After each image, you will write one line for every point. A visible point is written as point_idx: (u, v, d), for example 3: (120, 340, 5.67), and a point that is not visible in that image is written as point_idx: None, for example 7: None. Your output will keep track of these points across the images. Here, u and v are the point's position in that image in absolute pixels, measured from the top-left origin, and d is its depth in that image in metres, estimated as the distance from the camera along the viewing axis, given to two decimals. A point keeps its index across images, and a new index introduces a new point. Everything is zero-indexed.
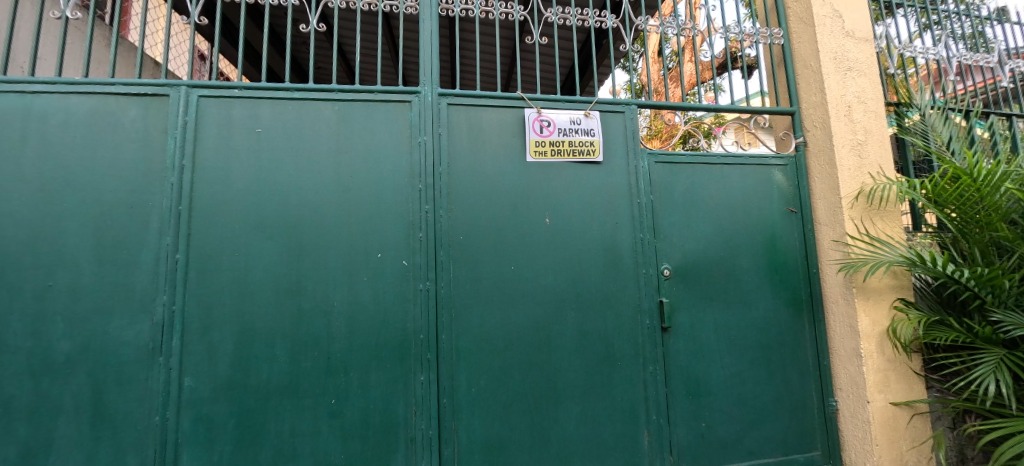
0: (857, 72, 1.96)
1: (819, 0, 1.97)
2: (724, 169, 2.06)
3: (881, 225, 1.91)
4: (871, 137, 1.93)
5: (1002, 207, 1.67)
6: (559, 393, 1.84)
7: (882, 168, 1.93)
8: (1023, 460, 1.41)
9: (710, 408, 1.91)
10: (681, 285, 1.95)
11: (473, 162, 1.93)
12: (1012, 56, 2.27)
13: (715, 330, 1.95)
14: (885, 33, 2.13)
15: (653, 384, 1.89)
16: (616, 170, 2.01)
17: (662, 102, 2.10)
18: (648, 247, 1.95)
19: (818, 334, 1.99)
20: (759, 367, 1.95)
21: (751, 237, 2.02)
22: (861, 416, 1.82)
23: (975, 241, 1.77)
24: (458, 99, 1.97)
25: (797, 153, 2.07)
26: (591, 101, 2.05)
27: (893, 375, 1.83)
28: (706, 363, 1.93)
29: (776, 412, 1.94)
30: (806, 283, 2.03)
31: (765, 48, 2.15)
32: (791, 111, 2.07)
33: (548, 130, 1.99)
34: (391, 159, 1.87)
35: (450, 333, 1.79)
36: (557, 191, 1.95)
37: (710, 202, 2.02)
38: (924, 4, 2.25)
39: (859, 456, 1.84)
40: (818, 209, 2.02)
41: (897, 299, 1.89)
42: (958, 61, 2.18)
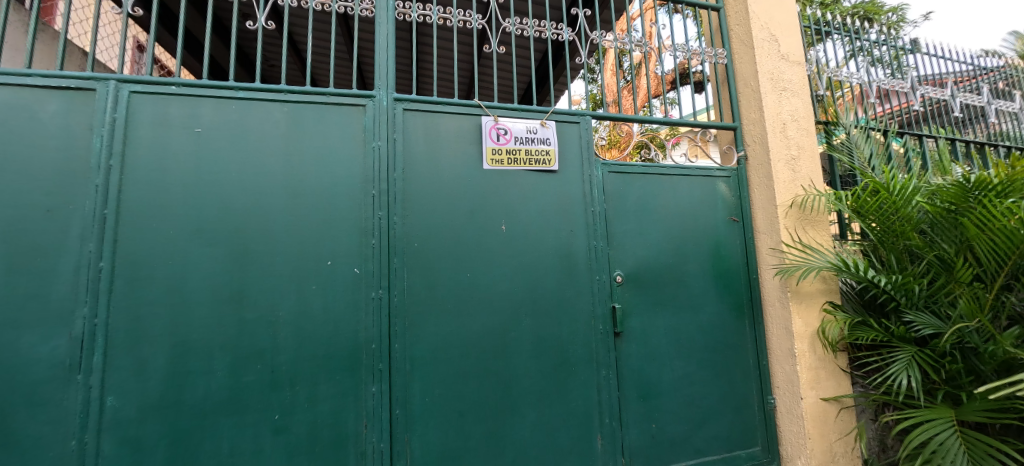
0: (790, 92, 2.11)
1: (757, 24, 2.10)
2: (673, 179, 2.15)
3: (812, 233, 2.06)
4: (803, 153, 2.09)
5: (913, 218, 1.85)
6: (515, 399, 1.85)
7: (812, 181, 2.09)
8: (930, 447, 1.56)
9: (661, 410, 1.97)
10: (633, 291, 2.02)
11: (428, 168, 1.91)
12: (923, 82, 2.52)
13: (665, 333, 2.02)
14: (815, 57, 2.32)
15: (606, 388, 1.93)
16: (572, 178, 2.05)
17: (615, 114, 2.16)
18: (602, 254, 2.00)
19: (758, 335, 2.12)
20: (706, 368, 2.05)
21: (698, 245, 2.12)
22: (795, 412, 1.95)
23: (891, 249, 1.94)
24: (415, 104, 1.95)
25: (739, 166, 2.20)
26: (547, 111, 2.09)
27: (823, 372, 1.97)
28: (656, 366, 2.00)
29: (721, 411, 2.03)
30: (747, 288, 2.15)
31: (711, 67, 2.27)
32: (733, 127, 2.21)
33: (504, 138, 2.01)
34: (344, 163, 1.82)
35: (403, 342, 1.75)
36: (514, 198, 1.97)
37: (660, 211, 2.10)
38: (850, 33, 2.45)
39: (795, 449, 1.96)
40: (758, 218, 2.16)
41: (826, 302, 2.04)
42: (878, 85, 2.39)
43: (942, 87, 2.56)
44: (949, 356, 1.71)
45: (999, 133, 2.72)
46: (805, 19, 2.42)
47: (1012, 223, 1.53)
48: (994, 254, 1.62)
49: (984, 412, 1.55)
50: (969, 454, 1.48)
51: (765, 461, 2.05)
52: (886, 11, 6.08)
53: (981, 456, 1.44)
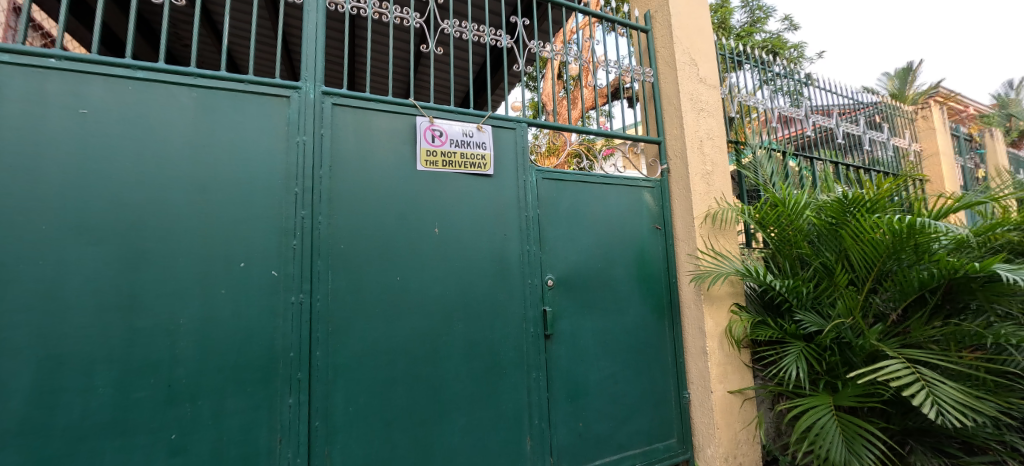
0: (707, 113, 2.31)
1: (680, 48, 2.28)
2: (603, 188, 2.26)
3: (723, 242, 2.26)
4: (717, 169, 2.29)
5: (803, 229, 2.10)
6: (445, 405, 1.82)
7: (724, 194, 2.30)
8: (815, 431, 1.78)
9: (588, 408, 2.05)
10: (564, 294, 2.08)
11: (359, 166, 1.83)
12: (814, 112, 2.89)
13: (593, 334, 2.11)
14: (729, 83, 2.57)
15: (536, 389, 1.96)
16: (506, 183, 2.08)
17: (551, 123, 2.23)
18: (534, 258, 2.05)
19: (676, 335, 2.28)
20: (630, 367, 2.16)
21: (624, 250, 2.24)
22: (707, 405, 2.13)
23: (786, 256, 2.18)
24: (345, 100, 1.86)
25: (662, 178, 2.37)
26: (483, 115, 2.10)
27: (730, 367, 2.16)
28: (584, 367, 2.08)
29: (642, 408, 2.16)
30: (667, 291, 2.31)
31: (639, 84, 2.42)
32: (658, 141, 2.37)
33: (440, 140, 1.99)
34: (263, 158, 1.68)
35: (325, 350, 1.65)
36: (449, 201, 1.95)
37: (590, 218, 2.20)
38: (759, 64, 2.74)
39: (705, 439, 2.14)
40: (677, 227, 2.34)
41: (733, 303, 2.25)
42: (779, 111, 2.70)
43: (830, 117, 2.96)
44: (829, 350, 1.95)
45: (871, 159, 3.19)
46: (722, 48, 2.67)
47: (877, 234, 1.78)
48: (864, 261, 1.89)
49: (854, 398, 1.78)
50: (843, 435, 1.70)
51: (680, 452, 2.20)
52: (785, 49, 7.00)
53: (853, 438, 1.66)
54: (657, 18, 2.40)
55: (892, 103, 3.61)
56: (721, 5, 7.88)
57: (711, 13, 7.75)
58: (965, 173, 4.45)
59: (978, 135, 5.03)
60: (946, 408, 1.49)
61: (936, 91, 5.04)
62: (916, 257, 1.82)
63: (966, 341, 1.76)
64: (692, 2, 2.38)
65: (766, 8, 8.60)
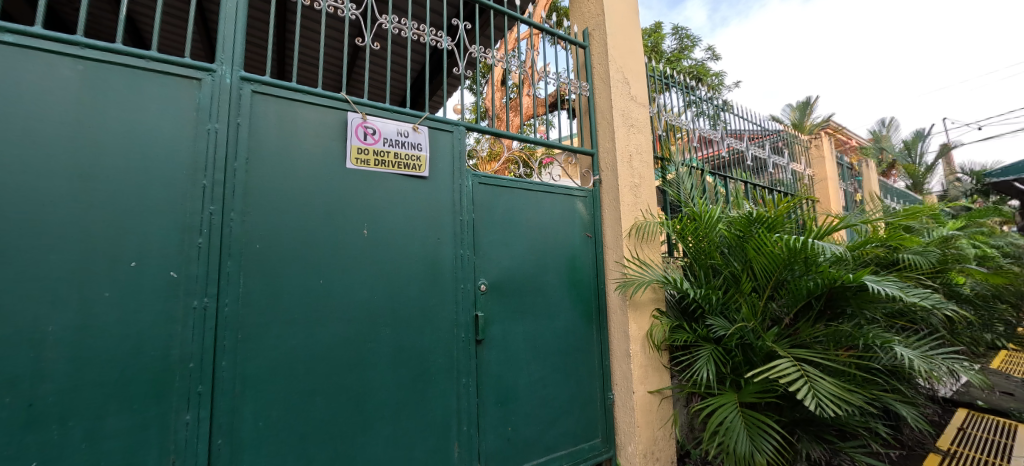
0: (636, 129, 2.46)
1: (614, 66, 2.40)
2: (537, 195, 2.31)
3: (648, 251, 2.41)
4: (643, 182, 2.45)
5: (715, 241, 2.30)
6: (369, 415, 1.74)
7: (649, 207, 2.45)
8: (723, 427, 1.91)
9: (517, 413, 2.08)
10: (496, 299, 2.09)
11: (280, 161, 1.70)
12: (729, 135, 3.20)
13: (524, 339, 2.15)
14: (658, 103, 2.77)
15: (466, 395, 1.95)
16: (442, 186, 2.05)
17: (489, 128, 2.24)
18: (468, 263, 2.04)
19: (603, 339, 2.39)
20: (559, 371, 2.23)
21: (557, 257, 2.31)
22: (628, 405, 2.25)
23: (701, 266, 2.37)
24: (267, 88, 1.72)
25: (594, 188, 2.48)
26: (419, 115, 2.06)
27: (651, 369, 2.30)
28: (515, 371, 2.10)
29: (570, 410, 2.23)
30: (596, 297, 2.42)
31: (576, 97, 2.52)
32: (591, 153, 2.47)
33: (372, 138, 1.92)
34: (164, 144, 1.49)
35: (233, 359, 1.51)
36: (380, 202, 1.88)
37: (524, 224, 2.24)
38: (684, 88, 2.98)
39: (627, 437, 2.26)
40: (606, 235, 2.46)
41: (655, 309, 2.39)
42: (699, 132, 2.95)
43: (742, 141, 3.28)
44: (734, 351, 2.14)
45: (774, 180, 3.61)
46: (652, 70, 2.86)
47: (775, 248, 2.00)
48: (765, 271, 2.09)
49: (755, 394, 1.96)
50: (746, 429, 1.85)
51: (604, 451, 2.30)
52: (708, 76, 7.73)
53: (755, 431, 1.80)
54: (594, 36, 2.51)
55: (792, 132, 4.11)
56: (654, 31, 8.49)
57: (646, 36, 8.34)
58: (847, 196, 5.20)
59: (857, 163, 5.90)
60: (824, 399, 1.68)
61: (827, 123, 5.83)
62: (806, 268, 2.05)
63: (843, 341, 2.01)
64: (626, 24, 2.52)
65: (694, 37, 9.43)
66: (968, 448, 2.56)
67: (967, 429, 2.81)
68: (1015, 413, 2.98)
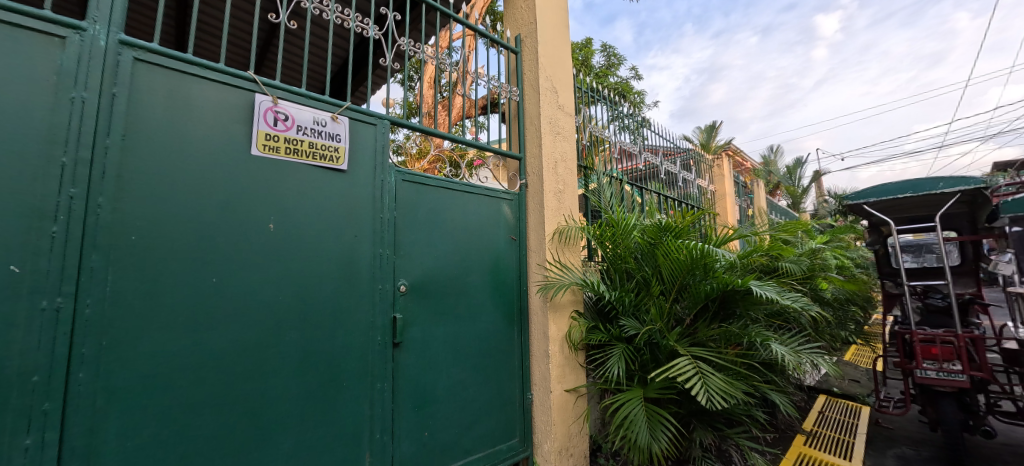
0: (562, 137, 2.56)
1: (543, 75, 2.48)
2: (463, 196, 2.30)
3: (569, 255, 2.51)
4: (567, 189, 2.55)
5: (630, 247, 2.45)
6: (270, 427, 1.58)
7: (572, 213, 2.56)
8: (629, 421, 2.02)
9: (436, 417, 2.04)
10: (416, 300, 2.04)
11: (169, 142, 1.48)
12: (646, 150, 3.46)
13: (444, 341, 2.11)
14: (584, 114, 2.90)
15: (381, 401, 1.87)
16: (361, 181, 1.95)
17: (415, 124, 2.17)
18: (387, 263, 1.96)
19: (523, 340, 2.44)
20: (480, 373, 2.23)
21: (480, 258, 2.31)
22: (546, 404, 2.32)
23: (617, 270, 2.52)
24: (154, 57, 1.48)
25: (520, 192, 2.53)
26: (339, 105, 1.94)
27: (568, 368, 2.39)
28: (434, 375, 2.06)
29: (490, 412, 2.24)
30: (518, 298, 2.46)
31: (507, 101, 2.55)
32: (519, 157, 2.52)
33: (284, 124, 1.76)
34: (5, 110, 1.20)
35: (94, 371, 1.26)
36: (291, 195, 1.73)
37: (448, 224, 2.21)
38: (609, 102, 3.17)
39: (543, 436, 2.32)
40: (530, 239, 2.52)
41: (574, 310, 2.49)
42: (620, 145, 3.15)
43: (657, 156, 3.57)
44: (643, 350, 2.29)
45: (683, 194, 3.99)
46: (581, 83, 3.00)
47: (680, 255, 2.19)
48: (671, 276, 2.28)
49: (658, 389, 2.12)
50: (649, 423, 1.97)
51: (521, 451, 2.34)
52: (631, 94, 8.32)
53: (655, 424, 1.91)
54: (526, 42, 2.56)
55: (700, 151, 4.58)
56: (585, 46, 8.95)
57: (578, 51, 8.77)
58: (741, 210, 5.91)
59: (750, 182, 6.75)
60: (712, 393, 1.86)
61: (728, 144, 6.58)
62: (705, 273, 2.26)
63: (732, 339, 2.26)
64: (557, 35, 2.61)
65: (621, 57, 10.12)
66: (826, 428, 3.03)
67: (826, 412, 3.33)
68: (859, 396, 3.60)
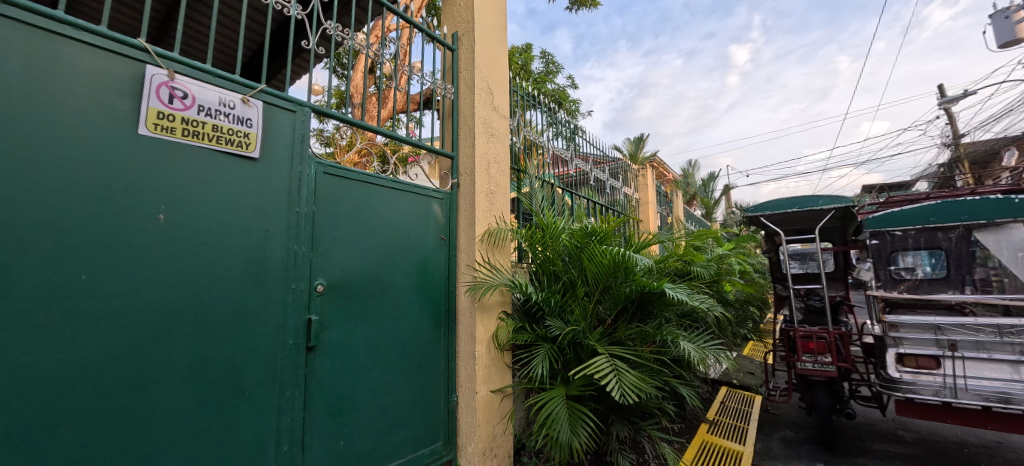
0: (496, 138, 2.57)
1: (479, 75, 2.47)
2: (390, 193, 2.22)
3: (499, 256, 2.53)
4: (499, 190, 2.57)
5: (558, 250, 2.53)
6: (152, 448, 1.37)
7: (503, 215, 2.58)
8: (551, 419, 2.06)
9: (353, 425, 1.93)
10: (335, 301, 1.91)
11: (25, 111, 1.22)
12: (578, 157, 3.60)
13: (365, 344, 2.01)
14: (520, 117, 2.95)
15: (290, 410, 1.72)
16: (276, 172, 1.79)
17: (339, 114, 2.05)
18: (303, 261, 1.82)
19: (450, 342, 2.42)
20: (403, 377, 2.16)
21: (407, 258, 2.25)
22: (471, 406, 2.31)
23: (544, 271, 2.58)
24: (9, 8, 1.22)
25: (451, 192, 2.51)
26: (253, 87, 1.76)
27: (494, 369, 2.40)
28: (353, 380, 1.95)
29: (413, 416, 2.18)
30: (446, 299, 2.44)
31: (441, 98, 2.51)
32: (451, 156, 2.49)
33: (182, 103, 1.56)
34: None
35: None
36: (189, 182, 1.54)
37: (373, 222, 2.12)
38: (546, 108, 3.25)
39: (467, 438, 2.31)
40: (460, 239, 2.51)
41: (502, 311, 2.52)
42: (553, 150, 3.25)
43: (587, 163, 3.73)
44: (567, 350, 2.37)
45: (610, 200, 4.20)
46: (519, 87, 3.04)
47: (603, 258, 2.30)
48: (595, 278, 2.38)
49: (578, 387, 2.21)
50: (570, 420, 2.03)
51: (444, 454, 2.31)
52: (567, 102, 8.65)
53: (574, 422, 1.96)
54: (463, 41, 2.54)
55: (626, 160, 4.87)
56: (525, 50, 9.16)
57: (517, 55, 8.92)
58: (661, 218, 6.40)
59: (670, 192, 7.33)
60: (626, 389, 1.97)
61: (652, 156, 7.09)
62: (626, 276, 2.39)
63: (647, 338, 2.41)
64: (494, 37, 2.63)
65: (560, 66, 10.49)
66: (727, 417, 3.30)
67: (727, 402, 3.63)
68: (753, 387, 4.06)
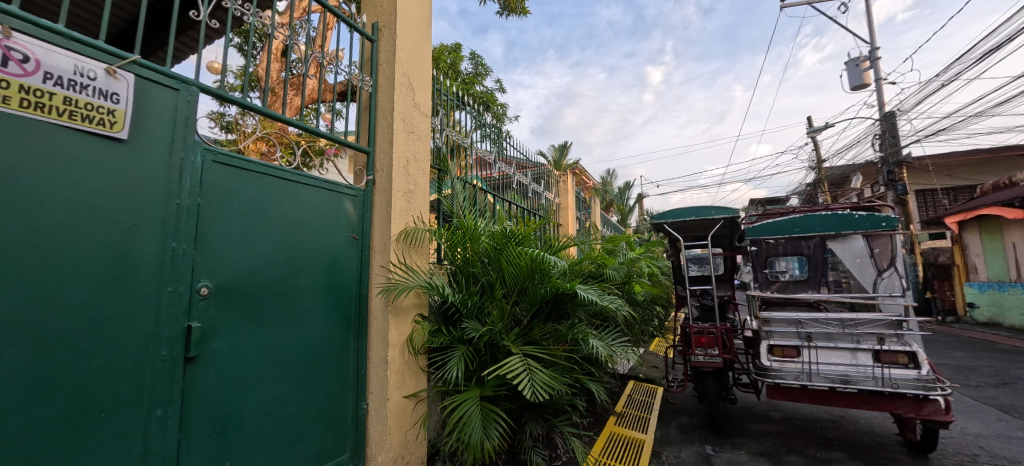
0: (416, 136, 2.51)
1: (399, 70, 2.40)
2: (296, 188, 2.05)
3: (415, 257, 2.47)
4: (418, 189, 2.52)
5: (477, 252, 2.54)
6: None
7: (421, 214, 2.53)
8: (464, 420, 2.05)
9: (242, 443, 1.73)
10: (223, 306, 1.70)
11: None
12: (502, 160, 3.64)
13: (260, 352, 1.82)
14: (443, 117, 2.91)
15: (161, 432, 1.49)
16: (150, 157, 1.54)
17: (237, 97, 1.84)
18: (182, 260, 1.58)
19: (360, 347, 2.32)
20: (305, 386, 2.00)
21: (313, 258, 2.10)
22: (382, 413, 2.22)
23: (463, 273, 2.57)
24: None
25: (366, 188, 2.42)
26: (123, 57, 1.50)
27: (408, 373, 2.34)
28: (243, 393, 1.75)
29: (315, 428, 2.04)
30: (357, 302, 2.34)
31: (357, 90, 2.39)
32: (367, 151, 2.39)
33: (21, 67, 1.26)
34: None
35: None
36: (25, 162, 1.25)
37: (274, 218, 1.94)
38: (473, 110, 3.26)
39: (377, 447, 2.22)
40: (374, 239, 2.43)
41: (417, 314, 2.46)
42: (477, 152, 3.26)
43: (510, 167, 3.77)
44: (484, 351, 2.40)
45: (532, 204, 4.33)
46: (445, 86, 3.00)
47: (520, 261, 2.37)
48: (513, 279, 2.44)
49: (492, 388, 2.24)
50: (482, 420, 2.05)
51: None
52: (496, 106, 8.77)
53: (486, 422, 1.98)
54: (383, 32, 2.45)
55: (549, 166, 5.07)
56: (455, 50, 9.12)
57: (447, 54, 8.84)
58: (581, 222, 6.76)
59: (590, 199, 7.79)
60: (537, 387, 2.03)
61: (574, 163, 7.46)
62: (542, 278, 2.47)
63: (560, 337, 2.52)
64: (418, 33, 2.57)
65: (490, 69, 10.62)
66: (633, 408, 3.58)
67: (633, 395, 3.94)
68: (656, 379, 4.45)
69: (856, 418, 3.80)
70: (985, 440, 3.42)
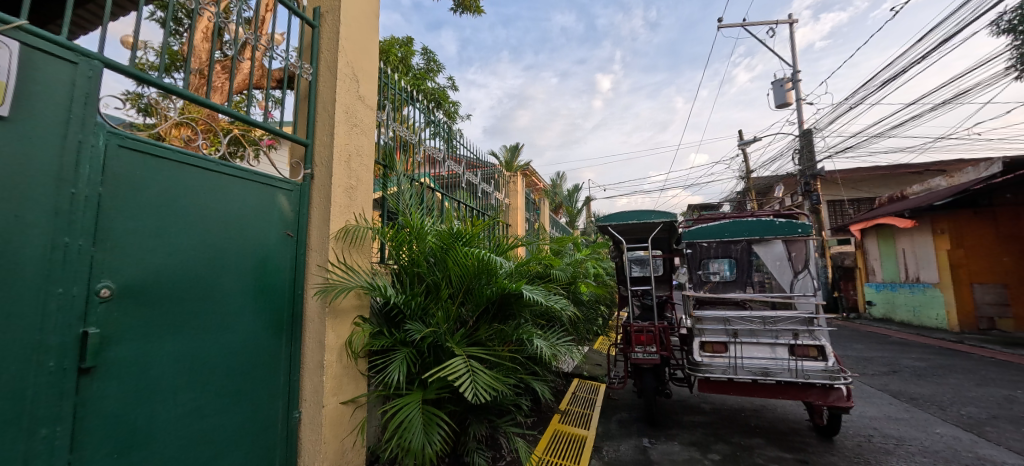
0: (360, 130, 2.41)
1: (343, 60, 2.28)
2: (221, 180, 1.89)
3: (356, 256, 2.37)
4: (360, 185, 2.42)
5: (423, 252, 2.48)
6: None
7: (363, 212, 2.44)
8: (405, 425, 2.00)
9: (149, 462, 1.55)
10: (129, 308, 1.52)
11: None
12: (451, 158, 3.59)
13: (174, 360, 1.65)
14: (388, 111, 2.82)
15: (46, 454, 1.29)
16: (39, 137, 1.33)
17: (152, 77, 1.65)
18: (77, 257, 1.38)
19: (293, 351, 2.19)
20: (227, 395, 1.85)
21: (240, 256, 1.94)
22: (316, 421, 2.11)
23: (407, 273, 2.50)
24: None
25: (303, 183, 2.29)
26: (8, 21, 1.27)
27: (346, 378, 2.24)
28: (152, 405, 1.57)
29: (238, 441, 1.89)
30: (291, 304, 2.20)
31: (295, 77, 2.25)
32: (304, 143, 2.26)
33: None
34: None
35: None
36: None
37: (194, 212, 1.77)
38: (422, 106, 3.18)
39: (310, 456, 2.10)
40: (311, 237, 2.30)
41: (357, 316, 2.36)
42: (425, 148, 3.19)
43: (460, 166, 3.72)
44: (427, 353, 2.35)
45: (481, 204, 4.33)
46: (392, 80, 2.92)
47: (467, 261, 2.35)
48: (459, 279, 2.42)
49: (435, 390, 2.20)
50: (424, 424, 2.00)
51: None
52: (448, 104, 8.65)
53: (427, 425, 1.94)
54: (326, 18, 2.33)
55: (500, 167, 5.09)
56: (406, 43, 8.87)
57: (397, 47, 8.58)
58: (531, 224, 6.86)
59: (540, 200, 7.95)
60: (479, 388, 2.02)
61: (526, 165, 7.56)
62: (489, 279, 2.47)
63: (506, 338, 2.53)
64: (363, 22, 2.47)
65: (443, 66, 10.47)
66: (577, 405, 3.69)
67: (577, 392, 4.06)
68: (599, 377, 4.62)
69: (774, 407, 4.20)
70: (877, 422, 3.92)
